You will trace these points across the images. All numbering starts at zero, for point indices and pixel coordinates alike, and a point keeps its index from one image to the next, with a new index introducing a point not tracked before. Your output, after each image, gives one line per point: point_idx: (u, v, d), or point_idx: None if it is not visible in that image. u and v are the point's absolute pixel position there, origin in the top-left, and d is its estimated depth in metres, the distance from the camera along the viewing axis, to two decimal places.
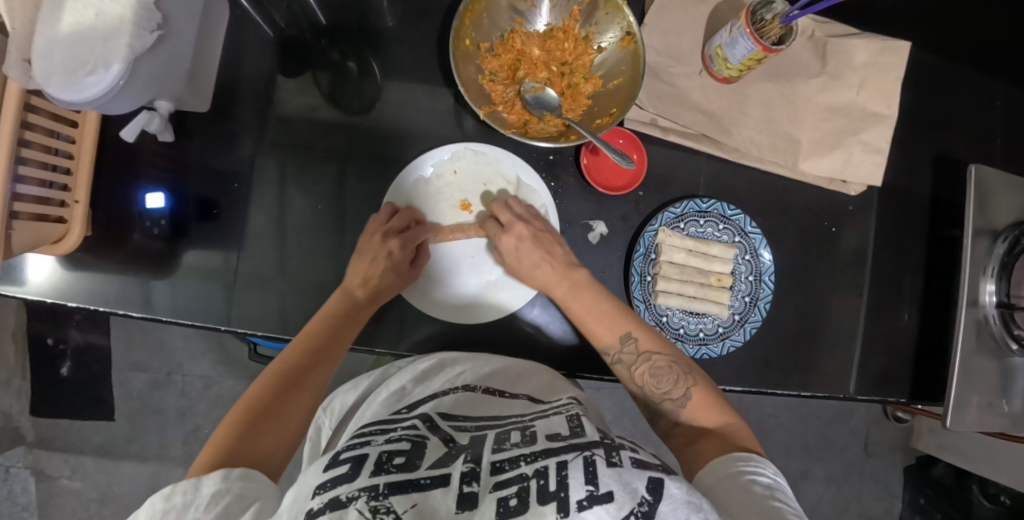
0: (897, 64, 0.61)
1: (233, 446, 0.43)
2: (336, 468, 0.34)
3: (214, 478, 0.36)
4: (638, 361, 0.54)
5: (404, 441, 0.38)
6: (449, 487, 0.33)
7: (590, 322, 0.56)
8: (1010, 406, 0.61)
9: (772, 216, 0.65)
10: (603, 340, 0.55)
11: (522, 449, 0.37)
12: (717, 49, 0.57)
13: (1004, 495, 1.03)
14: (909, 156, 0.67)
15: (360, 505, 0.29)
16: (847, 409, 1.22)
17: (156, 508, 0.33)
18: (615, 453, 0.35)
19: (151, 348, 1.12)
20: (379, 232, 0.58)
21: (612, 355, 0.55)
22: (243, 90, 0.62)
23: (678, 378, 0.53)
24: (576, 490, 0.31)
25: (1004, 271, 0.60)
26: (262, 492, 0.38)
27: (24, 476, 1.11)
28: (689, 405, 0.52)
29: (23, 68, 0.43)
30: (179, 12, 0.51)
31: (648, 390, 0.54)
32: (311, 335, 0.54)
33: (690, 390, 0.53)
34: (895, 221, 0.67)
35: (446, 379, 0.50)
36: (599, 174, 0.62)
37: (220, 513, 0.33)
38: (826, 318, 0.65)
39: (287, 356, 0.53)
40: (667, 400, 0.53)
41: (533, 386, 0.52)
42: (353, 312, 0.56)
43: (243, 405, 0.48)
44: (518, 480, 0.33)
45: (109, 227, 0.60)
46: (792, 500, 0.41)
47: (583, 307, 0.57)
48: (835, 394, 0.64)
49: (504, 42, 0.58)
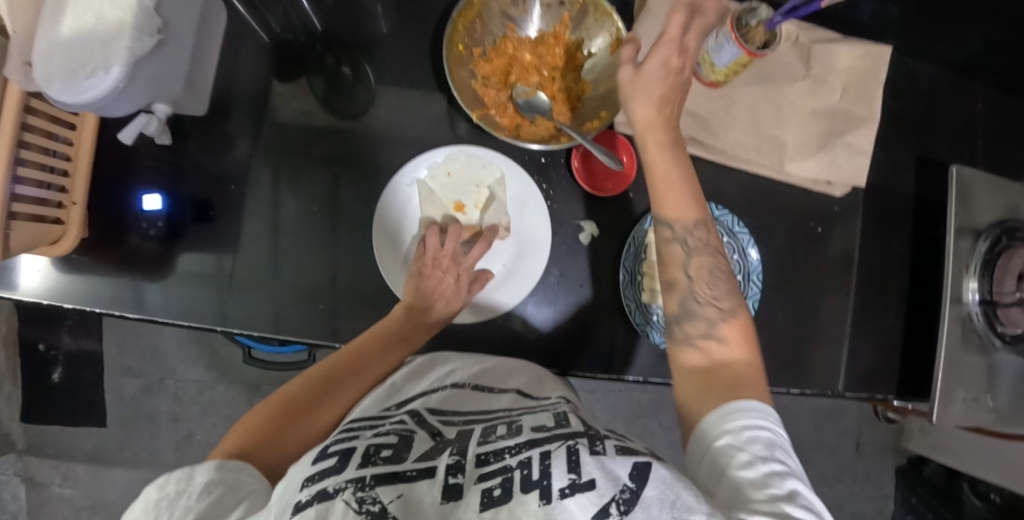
0: (878, 69, 0.63)
1: (261, 441, 0.43)
2: (324, 461, 0.34)
3: (207, 467, 0.36)
4: (697, 249, 0.48)
5: (391, 435, 0.38)
6: (435, 479, 0.33)
7: (664, 185, 0.49)
8: (995, 401, 0.62)
9: (760, 217, 0.66)
10: (669, 206, 0.49)
11: (507, 442, 0.37)
12: (704, 55, 0.59)
13: (994, 493, 1.03)
14: (893, 158, 0.69)
15: (347, 495, 0.30)
16: (838, 410, 1.24)
17: (152, 497, 0.34)
18: (599, 443, 0.36)
19: (143, 353, 1.12)
20: (442, 256, 0.61)
21: (675, 231, 0.49)
22: (241, 93, 0.63)
23: (729, 295, 0.47)
24: (559, 479, 0.32)
25: (985, 269, 0.62)
26: (254, 486, 0.38)
27: (14, 484, 1.10)
28: (727, 324, 0.46)
29: (24, 71, 0.44)
30: (178, 17, 0.52)
31: (697, 288, 0.48)
32: (361, 347, 0.55)
33: (737, 311, 0.46)
34: (880, 222, 0.68)
35: (434, 378, 0.50)
36: (589, 177, 0.63)
37: (211, 502, 0.33)
38: (813, 317, 0.67)
39: (330, 365, 0.53)
40: (709, 305, 0.47)
41: (522, 382, 0.52)
42: (407, 337, 0.57)
43: (276, 400, 0.48)
44: (503, 471, 0.33)
45: (105, 229, 0.60)
46: (792, 458, 0.35)
47: (666, 163, 0.49)
48: (823, 391, 0.65)
49: (497, 48, 0.59)
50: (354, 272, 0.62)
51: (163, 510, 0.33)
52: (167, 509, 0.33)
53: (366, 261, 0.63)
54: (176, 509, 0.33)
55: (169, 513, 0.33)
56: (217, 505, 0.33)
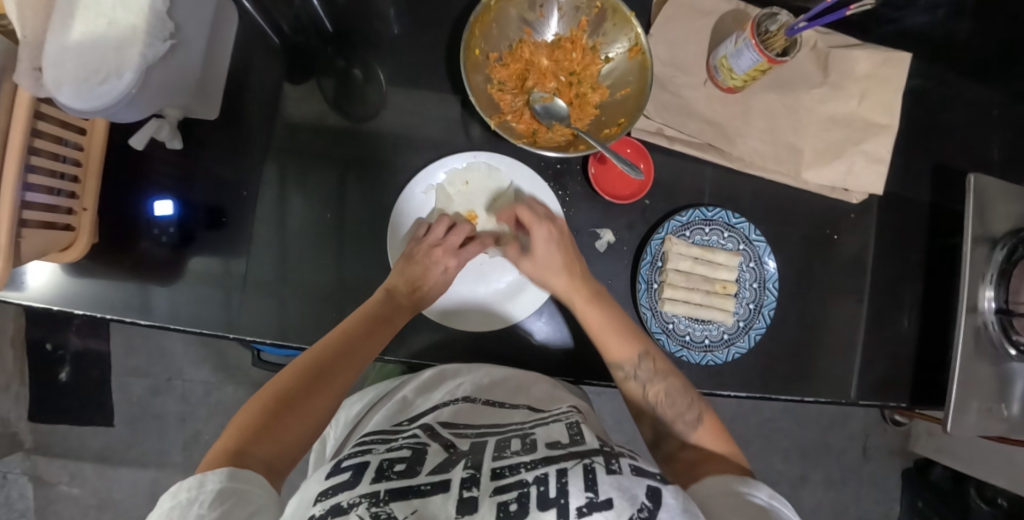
0: (897, 76, 0.63)
1: (250, 438, 0.43)
2: (337, 475, 0.35)
3: (219, 474, 0.37)
4: (652, 380, 0.55)
5: (406, 449, 0.39)
6: (449, 493, 0.33)
7: (604, 335, 0.56)
8: (1010, 411, 0.62)
9: (775, 224, 0.66)
10: (619, 354, 0.56)
11: (522, 457, 0.37)
12: (722, 60, 0.58)
13: (1001, 498, 1.01)
14: (910, 166, 0.68)
15: (361, 510, 0.31)
16: (845, 412, 1.23)
17: (166, 505, 0.34)
18: (615, 461, 0.36)
19: (150, 353, 1.12)
20: (436, 246, 0.60)
21: (626, 370, 0.56)
22: (252, 95, 0.62)
23: (690, 404, 0.54)
24: (576, 497, 0.31)
25: (1003, 277, 0.61)
26: (265, 498, 0.37)
27: (22, 483, 1.10)
28: (699, 430, 0.52)
29: (33, 76, 0.43)
30: (191, 22, 0.52)
31: (661, 411, 0.54)
32: (344, 330, 0.54)
33: (702, 415, 0.53)
34: (895, 229, 0.68)
35: (445, 391, 0.52)
36: (606, 184, 0.63)
37: (223, 512, 0.33)
38: (827, 325, 0.66)
39: (317, 354, 0.52)
40: (677, 421, 0.53)
41: (534, 397, 0.52)
42: (389, 315, 0.56)
43: (267, 395, 0.47)
44: (518, 486, 0.33)
45: (116, 235, 0.59)
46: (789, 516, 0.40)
47: (601, 315, 0.57)
48: (836, 399, 0.65)
49: (541, 222, 0.60)
50: (364, 275, 0.62)
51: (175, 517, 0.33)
52: (179, 516, 0.33)
53: (377, 265, 0.63)
54: (187, 516, 0.33)
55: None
56: (228, 514, 0.33)
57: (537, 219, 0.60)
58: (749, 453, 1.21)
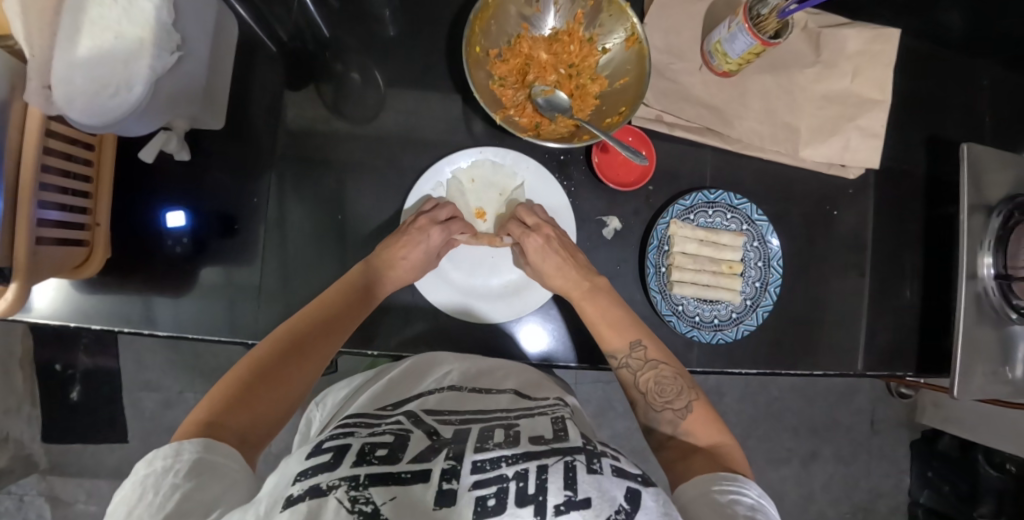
0: (887, 52, 0.64)
1: (225, 410, 0.44)
2: (319, 456, 0.36)
3: (194, 446, 0.38)
4: (645, 368, 0.57)
5: (388, 435, 0.40)
6: (429, 482, 0.33)
7: (604, 325, 0.58)
8: (1013, 373, 0.64)
9: (776, 203, 0.67)
10: (613, 343, 0.58)
11: (504, 450, 0.37)
12: (716, 45, 0.59)
13: (1009, 463, 1.03)
14: (904, 139, 0.69)
15: (339, 493, 0.31)
16: (851, 388, 1.25)
17: (141, 472, 0.36)
18: (597, 460, 0.37)
19: (159, 367, 1.12)
20: (424, 216, 0.61)
21: (619, 359, 0.58)
22: (256, 104, 0.63)
23: (682, 391, 0.55)
24: (554, 495, 0.33)
25: (999, 244, 0.63)
26: (240, 472, 0.39)
27: (39, 503, 1.11)
28: (688, 418, 0.54)
29: (43, 94, 0.42)
30: (195, 31, 0.53)
31: (651, 399, 0.56)
32: (325, 301, 0.55)
33: (692, 403, 0.55)
34: (893, 202, 0.69)
35: (434, 380, 0.52)
36: (610, 172, 0.64)
37: (198, 482, 0.35)
38: (832, 299, 0.67)
39: (297, 323, 0.53)
40: (667, 410, 0.55)
41: (517, 382, 0.54)
42: (369, 286, 0.57)
43: (247, 364, 0.49)
44: (498, 481, 0.34)
45: (127, 248, 0.60)
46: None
47: (597, 308, 0.59)
48: (845, 371, 0.66)
49: (532, 231, 0.61)
50: None
51: (149, 485, 0.35)
52: (153, 483, 0.35)
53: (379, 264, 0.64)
54: (162, 484, 0.35)
55: (155, 488, 0.35)
56: (202, 485, 0.35)
57: (524, 230, 0.61)
58: (759, 433, 1.23)
